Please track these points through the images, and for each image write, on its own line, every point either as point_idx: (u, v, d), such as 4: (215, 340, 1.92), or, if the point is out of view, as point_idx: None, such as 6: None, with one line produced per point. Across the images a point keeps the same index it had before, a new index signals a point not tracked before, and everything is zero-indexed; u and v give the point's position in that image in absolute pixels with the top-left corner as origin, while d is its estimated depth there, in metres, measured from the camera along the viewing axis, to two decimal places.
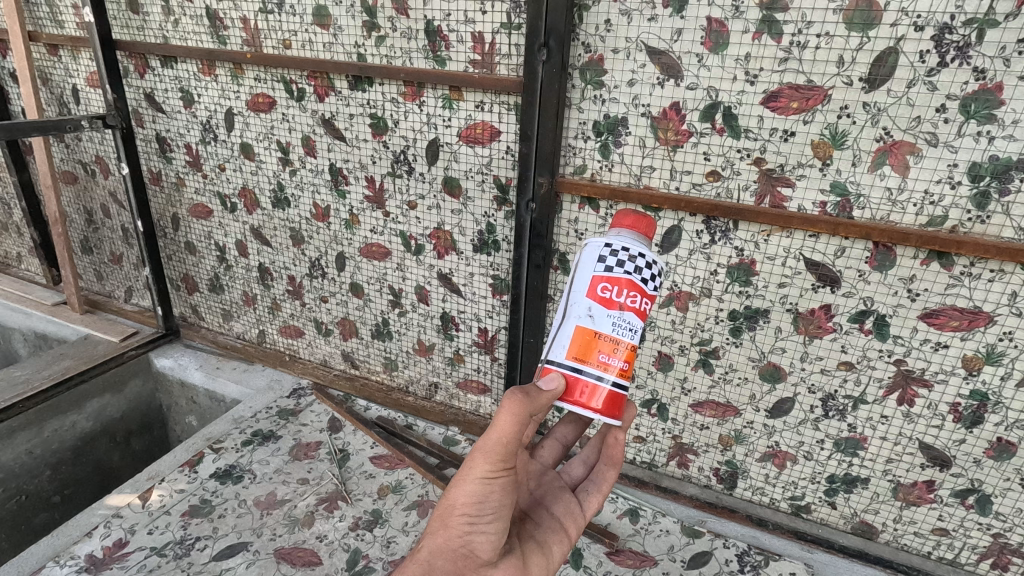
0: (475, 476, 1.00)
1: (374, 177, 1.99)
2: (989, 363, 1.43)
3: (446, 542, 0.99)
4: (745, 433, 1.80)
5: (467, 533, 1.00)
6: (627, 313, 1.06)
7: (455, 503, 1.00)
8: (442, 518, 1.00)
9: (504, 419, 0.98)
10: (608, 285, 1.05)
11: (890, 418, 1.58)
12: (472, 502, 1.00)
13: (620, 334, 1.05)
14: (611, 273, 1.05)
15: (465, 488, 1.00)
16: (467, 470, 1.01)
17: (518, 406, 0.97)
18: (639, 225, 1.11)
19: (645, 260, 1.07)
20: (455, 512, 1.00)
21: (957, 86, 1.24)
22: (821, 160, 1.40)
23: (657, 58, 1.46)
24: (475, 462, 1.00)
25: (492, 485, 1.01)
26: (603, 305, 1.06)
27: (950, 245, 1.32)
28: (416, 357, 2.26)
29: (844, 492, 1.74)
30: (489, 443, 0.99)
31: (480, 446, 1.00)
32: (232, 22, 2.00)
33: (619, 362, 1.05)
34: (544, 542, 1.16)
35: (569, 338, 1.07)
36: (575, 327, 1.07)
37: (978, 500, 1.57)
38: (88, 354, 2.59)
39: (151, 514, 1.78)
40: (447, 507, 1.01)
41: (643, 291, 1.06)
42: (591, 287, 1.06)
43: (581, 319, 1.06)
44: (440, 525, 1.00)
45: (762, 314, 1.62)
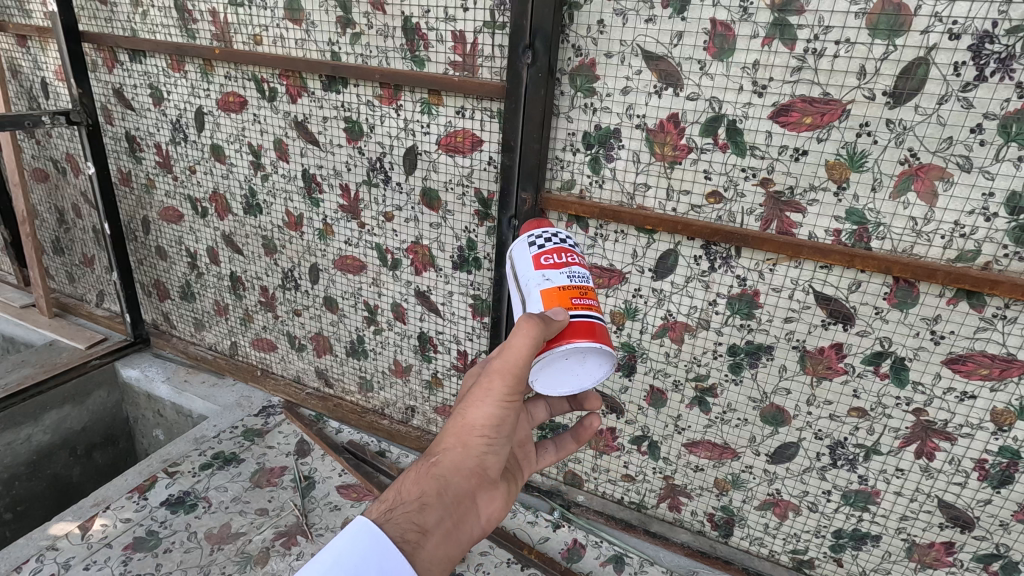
0: (495, 396, 0.92)
1: (349, 185, 1.85)
2: (1022, 418, 1.25)
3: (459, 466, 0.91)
4: (743, 478, 1.64)
5: (480, 454, 0.93)
6: (577, 266, 1.04)
7: (472, 424, 0.92)
8: (459, 439, 0.92)
9: (525, 337, 0.89)
10: (549, 251, 1.04)
11: (906, 472, 1.41)
12: (490, 425, 0.92)
13: (578, 282, 1.01)
14: (545, 245, 1.05)
15: (483, 410, 0.92)
16: (486, 389, 0.92)
17: (539, 328, 0.90)
18: (542, 212, 1.14)
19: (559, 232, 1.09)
20: (474, 434, 0.92)
21: (997, 104, 1.07)
22: (836, 184, 1.24)
23: (655, 64, 1.31)
24: (495, 382, 0.91)
25: (512, 406, 0.93)
26: (551, 269, 1.02)
27: (983, 285, 1.16)
28: (392, 379, 2.11)
29: (852, 548, 1.57)
30: (506, 362, 0.91)
31: (500, 364, 0.92)
32: (202, 15, 1.86)
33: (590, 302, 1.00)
34: (517, 478, 1.09)
35: (539, 305, 0.99)
36: (541, 292, 1.00)
37: (1004, 567, 1.40)
38: (50, 362, 2.45)
39: (90, 547, 1.66)
40: (464, 426, 0.93)
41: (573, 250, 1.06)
42: (534, 260, 1.04)
43: (539, 284, 1.01)
44: (455, 444, 0.92)
45: (765, 351, 1.46)
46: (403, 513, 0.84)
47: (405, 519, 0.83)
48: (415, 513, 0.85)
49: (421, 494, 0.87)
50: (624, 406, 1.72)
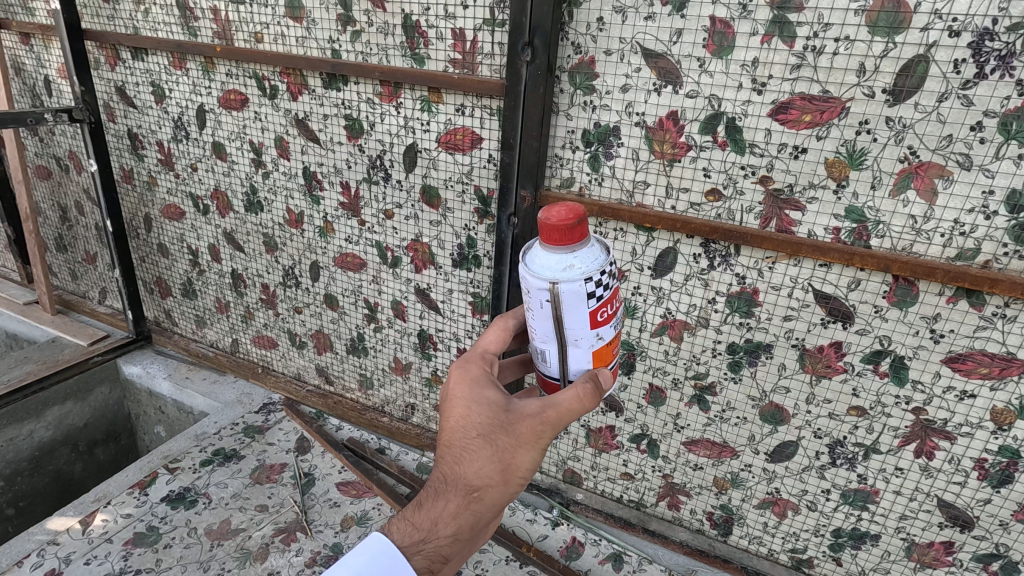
0: (543, 446, 0.95)
1: (350, 183, 1.85)
2: (1021, 417, 1.25)
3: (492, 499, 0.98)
4: (743, 477, 1.64)
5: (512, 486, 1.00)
6: (618, 312, 1.02)
7: (516, 467, 0.96)
8: (500, 478, 0.96)
9: (579, 405, 0.94)
10: (606, 305, 0.96)
11: (906, 471, 1.41)
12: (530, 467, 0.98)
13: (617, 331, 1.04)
14: (603, 296, 0.94)
15: (531, 458, 0.95)
16: (536, 438, 0.94)
17: (593, 396, 0.95)
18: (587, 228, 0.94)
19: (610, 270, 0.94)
20: (514, 476, 0.97)
21: (997, 102, 1.07)
22: (835, 182, 1.24)
23: (654, 61, 1.31)
24: (547, 436, 0.94)
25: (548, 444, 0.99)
26: (604, 325, 0.97)
27: (983, 283, 1.15)
28: (392, 376, 2.11)
29: (851, 547, 1.56)
30: (561, 420, 0.94)
31: (556, 420, 0.93)
32: (203, 13, 1.87)
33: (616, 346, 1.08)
34: None
35: (588, 363, 1.00)
36: (594, 354, 0.99)
37: (1003, 567, 1.39)
38: (52, 358, 2.47)
39: (90, 542, 1.67)
40: (507, 468, 0.95)
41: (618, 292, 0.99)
42: (593, 316, 0.95)
43: (593, 345, 0.98)
44: (495, 482, 0.96)
45: (764, 349, 1.46)
46: (436, 544, 0.95)
47: (438, 553, 0.95)
48: (446, 547, 0.96)
49: (457, 529, 0.96)
50: (624, 405, 1.72)
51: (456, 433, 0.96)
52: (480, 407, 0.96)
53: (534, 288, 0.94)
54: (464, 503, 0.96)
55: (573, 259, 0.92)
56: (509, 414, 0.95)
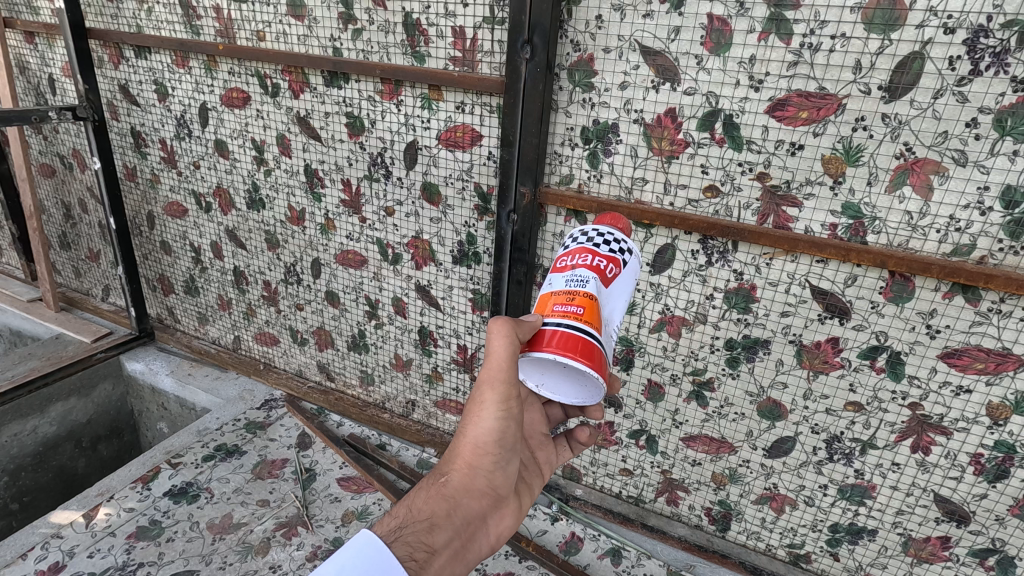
0: (490, 407, 1.05)
1: (351, 180, 1.86)
2: (1017, 412, 1.26)
3: (466, 482, 1.04)
4: (740, 473, 1.65)
5: (480, 461, 1.06)
6: (581, 269, 1.02)
7: (474, 437, 1.06)
8: (462, 454, 1.05)
9: (495, 344, 1.00)
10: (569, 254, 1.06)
11: (902, 466, 1.42)
12: (490, 436, 1.06)
13: (575, 287, 1.01)
14: (570, 245, 1.07)
15: (484, 422, 1.05)
16: (480, 402, 1.05)
17: (507, 331, 0.99)
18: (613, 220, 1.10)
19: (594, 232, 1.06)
20: (478, 450, 1.06)
21: (992, 98, 1.08)
22: (832, 178, 1.25)
23: (653, 59, 1.32)
24: (486, 395, 1.04)
25: (505, 414, 1.06)
26: (560, 272, 1.05)
27: (978, 279, 1.16)
28: (393, 372, 2.12)
29: (848, 543, 1.57)
30: (491, 374, 1.03)
31: (487, 377, 1.04)
32: (206, 12, 1.89)
33: (574, 309, 0.98)
34: (530, 485, 1.21)
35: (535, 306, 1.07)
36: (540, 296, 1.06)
37: (1000, 562, 1.40)
38: (56, 355, 2.49)
39: (94, 536, 1.69)
40: (468, 443, 1.06)
41: (596, 252, 1.03)
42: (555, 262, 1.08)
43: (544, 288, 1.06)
44: (462, 462, 1.05)
45: (762, 345, 1.47)
46: (412, 531, 0.93)
47: (417, 539, 0.93)
48: (426, 536, 0.94)
49: (433, 513, 0.99)
50: (622, 401, 1.73)
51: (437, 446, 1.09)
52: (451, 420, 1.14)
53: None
54: (438, 488, 1.02)
55: None
56: None
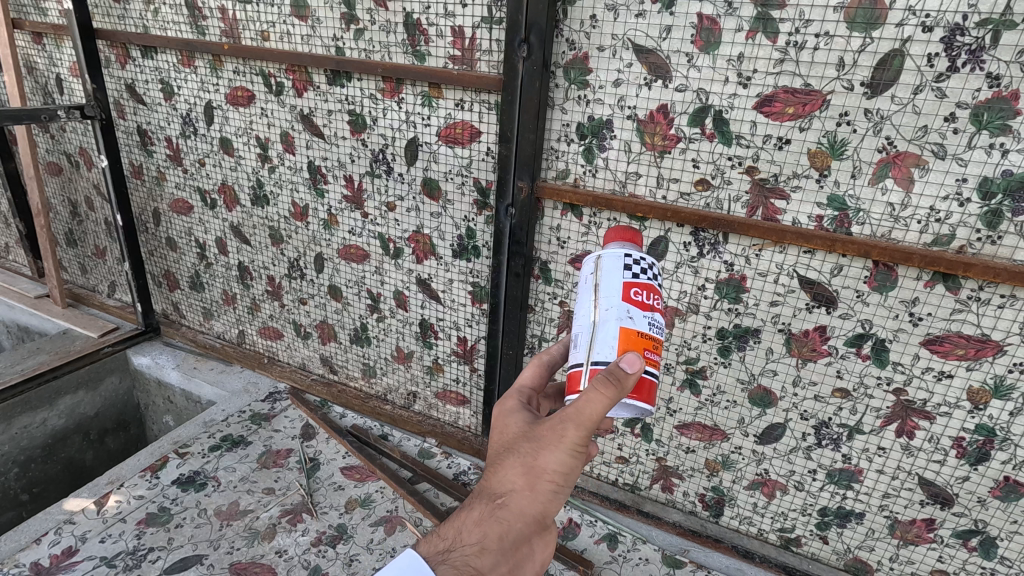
0: (568, 446, 0.90)
1: (353, 176, 1.91)
2: (996, 396, 1.31)
3: (524, 510, 0.92)
4: (733, 459, 1.69)
5: (546, 495, 0.92)
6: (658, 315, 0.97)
7: (542, 469, 0.91)
8: (527, 482, 0.92)
9: (597, 402, 0.85)
10: (638, 289, 0.96)
11: (888, 450, 1.47)
12: (559, 470, 0.91)
13: (656, 333, 0.96)
14: (638, 276, 0.97)
15: (555, 457, 0.91)
16: (559, 436, 0.90)
17: (610, 394, 0.85)
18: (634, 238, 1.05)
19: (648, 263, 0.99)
20: (542, 477, 0.91)
21: (969, 94, 1.12)
22: (817, 171, 1.30)
23: (645, 57, 1.36)
24: (569, 432, 0.89)
25: (583, 452, 0.92)
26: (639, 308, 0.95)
27: (957, 268, 1.21)
28: (395, 365, 2.17)
29: (837, 526, 1.62)
30: (584, 417, 0.87)
31: (575, 418, 0.88)
32: (211, 12, 1.93)
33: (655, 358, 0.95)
34: None
35: (613, 340, 0.93)
36: (620, 331, 0.93)
37: (982, 543, 1.45)
38: (64, 349, 2.54)
39: (105, 522, 1.74)
40: (532, 470, 0.92)
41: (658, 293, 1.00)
42: (622, 291, 0.95)
43: (621, 320, 0.93)
44: (521, 486, 0.92)
45: (752, 334, 1.52)
46: (461, 553, 0.89)
47: (465, 563, 0.88)
48: (475, 560, 0.88)
49: (483, 537, 0.90)
50: None
51: (495, 448, 0.98)
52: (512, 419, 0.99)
53: (583, 272, 1.03)
54: (491, 511, 0.92)
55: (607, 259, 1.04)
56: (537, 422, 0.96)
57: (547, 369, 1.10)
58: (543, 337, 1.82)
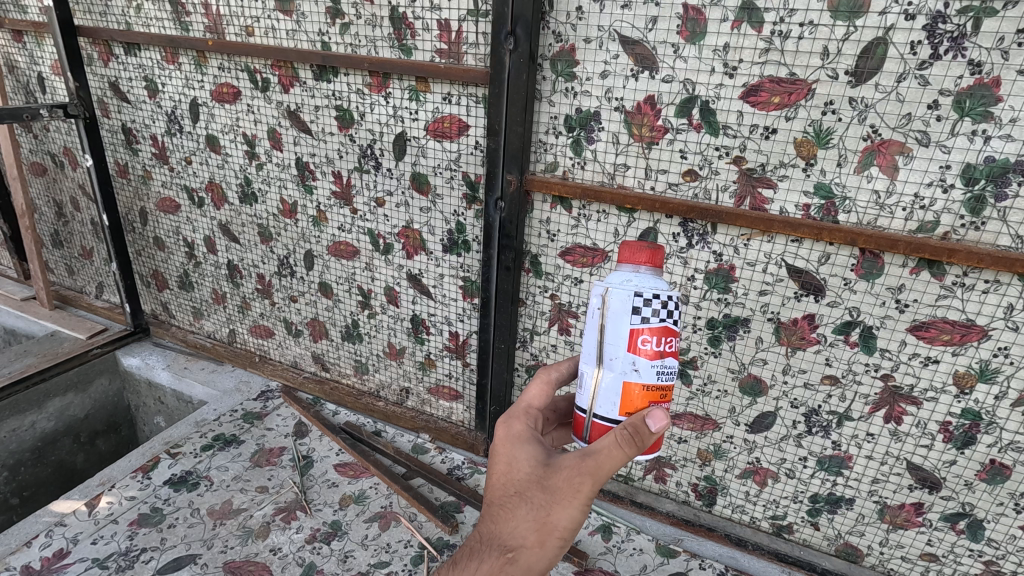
0: (580, 501, 0.93)
1: (341, 172, 1.90)
2: (981, 380, 1.33)
3: (534, 561, 0.96)
4: (725, 448, 1.70)
5: (554, 549, 0.97)
6: (668, 358, 1.00)
7: (554, 527, 0.95)
8: (538, 537, 0.96)
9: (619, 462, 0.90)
10: (649, 336, 0.98)
11: (876, 436, 1.48)
12: (570, 525, 0.95)
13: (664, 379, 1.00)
14: (648, 322, 0.97)
15: (568, 512, 0.94)
16: (573, 491, 0.93)
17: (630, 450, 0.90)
18: (656, 260, 1.02)
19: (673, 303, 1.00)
20: (552, 534, 0.95)
21: (951, 81, 1.13)
22: (804, 160, 1.30)
23: (631, 48, 1.37)
24: (583, 489, 0.93)
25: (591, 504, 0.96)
26: (645, 357, 0.99)
27: (942, 254, 1.22)
28: (387, 361, 2.17)
29: (828, 512, 1.64)
30: (603, 478, 0.92)
31: (595, 479, 0.92)
32: (195, 8, 1.91)
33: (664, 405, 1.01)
34: None
35: (616, 393, 1.00)
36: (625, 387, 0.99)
37: (969, 526, 1.47)
38: (52, 350, 2.51)
39: (96, 523, 1.72)
40: (544, 528, 0.95)
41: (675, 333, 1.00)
42: (629, 340, 0.98)
43: (626, 373, 0.99)
44: (534, 542, 0.96)
45: (741, 323, 1.53)
46: None
47: None
48: None
49: None
50: None
51: (502, 488, 1.00)
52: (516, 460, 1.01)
53: (591, 303, 1.04)
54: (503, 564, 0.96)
55: (634, 277, 1.01)
56: (547, 467, 0.98)
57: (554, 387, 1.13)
58: (535, 330, 1.83)
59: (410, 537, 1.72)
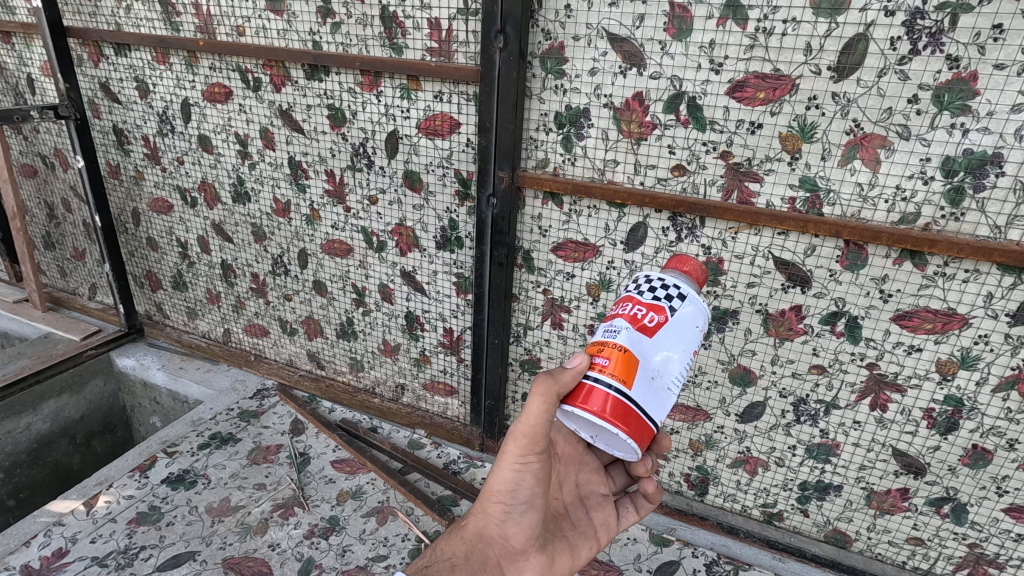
0: (509, 460, 1.04)
1: (334, 171, 1.92)
2: (963, 367, 1.36)
3: (483, 527, 1.07)
4: (716, 438, 1.73)
5: (498, 515, 1.06)
6: (619, 320, 0.98)
7: (491, 490, 1.06)
8: (482, 503, 1.08)
9: (535, 408, 0.97)
10: (614, 307, 1.02)
11: (862, 424, 1.52)
12: (506, 486, 1.05)
13: (610, 337, 0.97)
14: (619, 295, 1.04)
15: (500, 472, 1.05)
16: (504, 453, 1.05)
17: (546, 396, 0.96)
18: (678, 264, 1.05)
19: (653, 282, 1.00)
20: (492, 499, 1.06)
21: (930, 76, 1.16)
22: (789, 154, 1.33)
23: (619, 45, 1.39)
24: (508, 447, 1.04)
25: (528, 468, 1.04)
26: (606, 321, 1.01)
27: (923, 244, 1.25)
28: (382, 358, 2.18)
29: (817, 499, 1.67)
30: (522, 430, 1.01)
31: (513, 432, 1.02)
32: (185, 8, 1.92)
33: (602, 360, 0.95)
34: (576, 546, 1.17)
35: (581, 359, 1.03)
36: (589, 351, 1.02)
37: (954, 510, 1.51)
38: (46, 352, 2.51)
39: (95, 522, 1.73)
40: (485, 492, 1.07)
41: (638, 300, 0.98)
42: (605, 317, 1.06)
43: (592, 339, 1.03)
44: (479, 509, 1.08)
45: (731, 315, 1.56)
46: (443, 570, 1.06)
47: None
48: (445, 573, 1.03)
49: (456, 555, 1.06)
50: None
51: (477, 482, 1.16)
52: None
53: None
54: (459, 533, 1.09)
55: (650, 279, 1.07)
56: None
57: None
58: (528, 325, 1.85)
59: (407, 530, 1.75)
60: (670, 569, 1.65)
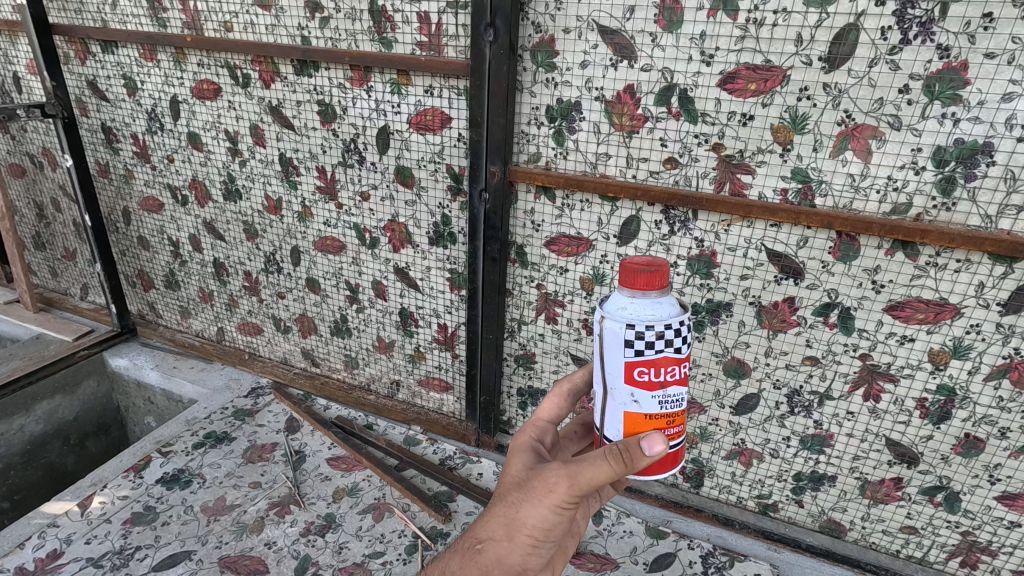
0: (551, 503, 0.95)
1: (326, 167, 1.90)
2: (955, 356, 1.37)
3: (503, 556, 1.00)
4: (710, 431, 1.74)
5: (524, 550, 1.00)
6: (672, 387, 0.95)
7: (523, 523, 0.98)
8: (508, 533, 0.99)
9: (600, 473, 0.90)
10: (654, 373, 0.93)
11: (856, 415, 1.52)
12: (540, 526, 0.97)
13: (666, 402, 0.96)
14: (643, 355, 0.92)
15: (538, 513, 0.96)
16: (545, 492, 0.95)
17: (617, 469, 0.89)
18: (658, 282, 0.93)
19: (676, 334, 0.92)
20: (521, 533, 0.98)
21: (921, 65, 1.16)
22: (781, 146, 1.33)
23: (610, 38, 1.38)
24: (553, 492, 0.95)
25: (564, 511, 0.97)
26: (645, 389, 0.94)
27: (915, 235, 1.25)
28: (377, 355, 2.18)
29: (811, 490, 1.68)
30: (576, 482, 0.92)
31: (565, 481, 0.93)
32: (172, 4, 1.89)
33: (675, 430, 0.97)
34: (567, 546, 1.19)
35: (620, 421, 0.97)
36: (632, 418, 0.96)
37: (947, 498, 1.52)
38: (38, 353, 2.49)
39: (90, 523, 1.73)
40: (514, 523, 0.98)
41: (678, 359, 0.93)
42: (631, 378, 0.94)
43: (626, 405, 0.96)
44: (503, 537, 0.99)
45: (724, 308, 1.56)
46: None
47: None
48: None
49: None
50: None
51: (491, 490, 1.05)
52: (510, 464, 1.05)
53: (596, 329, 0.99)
54: (475, 553, 1.01)
55: (644, 310, 0.92)
56: (528, 471, 1.02)
57: (570, 398, 1.15)
58: (522, 320, 1.85)
59: (403, 527, 1.75)
60: (666, 561, 1.65)
